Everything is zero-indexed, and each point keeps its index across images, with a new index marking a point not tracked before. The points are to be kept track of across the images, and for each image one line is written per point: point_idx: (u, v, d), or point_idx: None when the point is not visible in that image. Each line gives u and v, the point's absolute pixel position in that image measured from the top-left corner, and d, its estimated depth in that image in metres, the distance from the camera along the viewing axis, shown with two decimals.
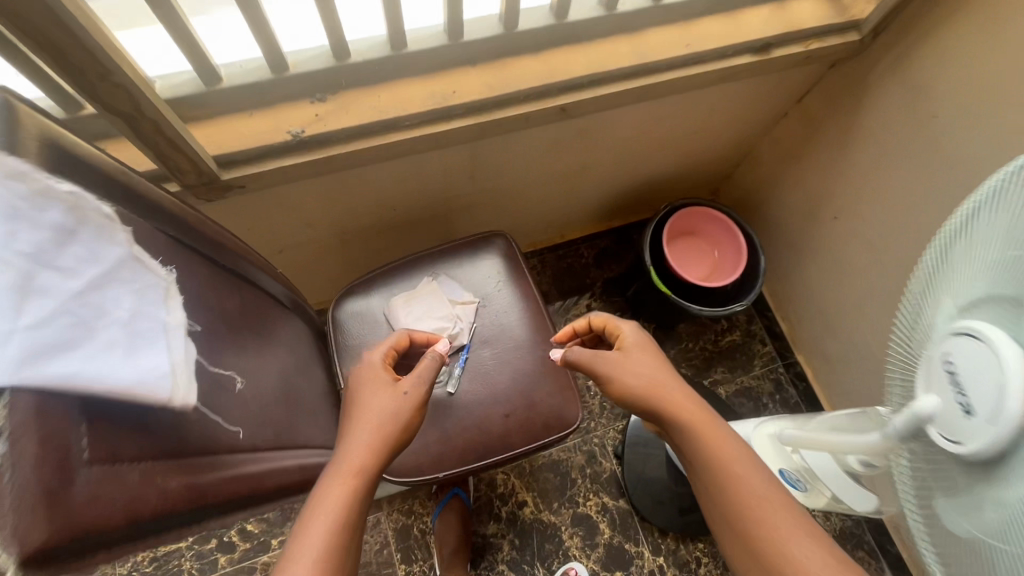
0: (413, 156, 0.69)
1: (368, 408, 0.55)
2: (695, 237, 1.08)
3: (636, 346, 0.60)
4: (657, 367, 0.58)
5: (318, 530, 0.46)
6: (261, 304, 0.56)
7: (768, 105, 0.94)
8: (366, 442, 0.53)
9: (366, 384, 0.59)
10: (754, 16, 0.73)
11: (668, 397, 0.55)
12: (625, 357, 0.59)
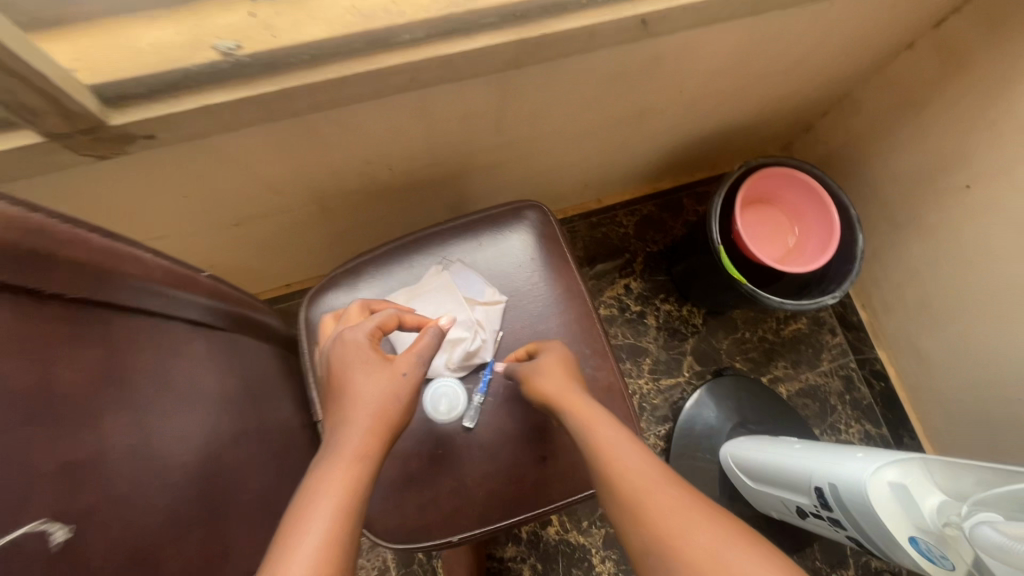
0: (414, 92, 0.46)
1: (356, 394, 0.39)
2: (771, 206, 0.87)
3: (549, 359, 0.51)
4: (566, 375, 0.49)
5: (314, 532, 0.32)
6: (133, 339, 0.33)
7: (896, 31, 0.69)
8: (367, 418, 0.39)
9: (344, 361, 0.41)
10: None
11: (567, 397, 0.46)
12: (539, 366, 0.50)
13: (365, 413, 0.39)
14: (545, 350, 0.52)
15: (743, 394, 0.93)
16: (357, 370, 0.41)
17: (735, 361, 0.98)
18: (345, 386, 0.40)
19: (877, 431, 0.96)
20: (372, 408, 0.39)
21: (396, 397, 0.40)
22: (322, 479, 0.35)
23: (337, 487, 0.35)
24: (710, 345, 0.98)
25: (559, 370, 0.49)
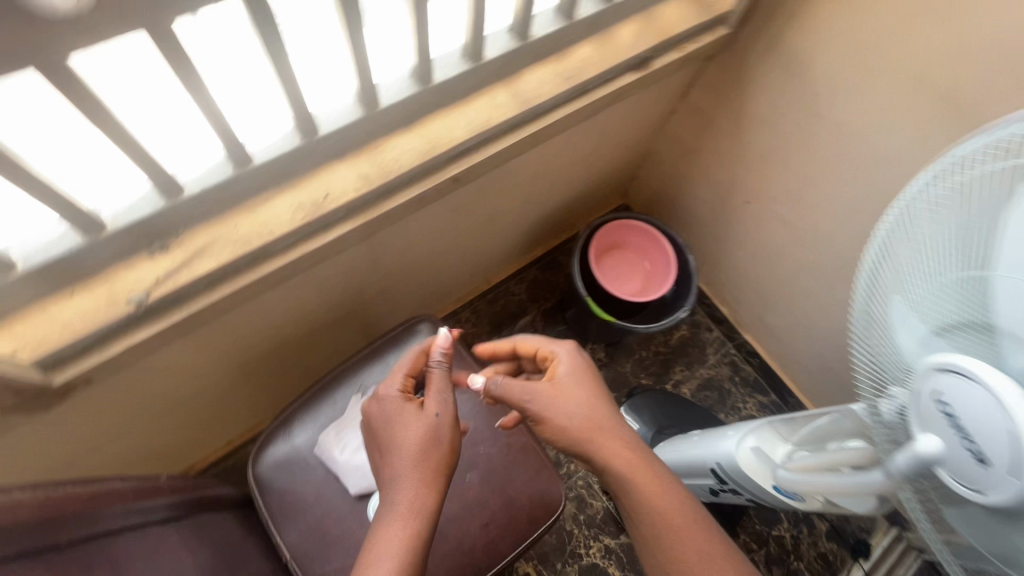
0: (298, 275, 0.59)
1: (402, 440, 0.49)
2: (623, 248, 1.05)
3: (564, 383, 0.54)
4: (585, 394, 0.53)
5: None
6: (126, 557, 0.41)
7: (657, 107, 0.92)
8: (413, 462, 0.48)
9: (390, 410, 0.52)
10: (625, 31, 0.69)
11: (595, 431, 0.51)
12: (562, 393, 0.53)
13: (409, 460, 0.48)
14: (556, 375, 0.55)
15: (653, 405, 1.08)
16: (397, 421, 0.51)
17: (640, 379, 1.15)
18: (389, 437, 0.50)
19: (768, 399, 1.15)
20: (414, 453, 0.49)
21: (436, 442, 0.50)
22: (386, 528, 0.45)
23: (398, 542, 0.44)
24: (616, 371, 1.14)
25: (575, 392, 0.53)
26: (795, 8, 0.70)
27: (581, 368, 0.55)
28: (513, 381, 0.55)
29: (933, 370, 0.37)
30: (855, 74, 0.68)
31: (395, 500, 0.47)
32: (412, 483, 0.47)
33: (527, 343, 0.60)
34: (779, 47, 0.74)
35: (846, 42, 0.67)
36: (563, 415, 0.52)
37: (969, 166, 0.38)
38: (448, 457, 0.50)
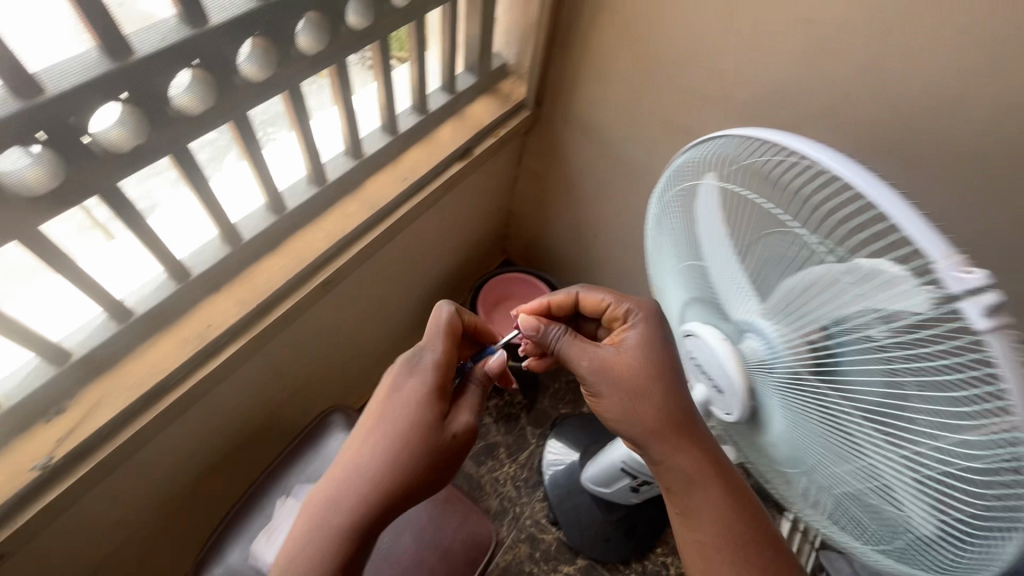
0: (200, 401, 0.65)
1: (410, 442, 0.51)
2: (509, 299, 1.17)
3: (632, 363, 0.55)
4: (648, 366, 0.55)
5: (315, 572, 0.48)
6: None
7: (500, 178, 1.09)
8: (407, 483, 0.51)
9: (420, 403, 0.53)
10: (445, 131, 0.85)
11: (660, 417, 0.54)
12: (630, 374, 0.55)
13: (405, 478, 0.50)
14: (623, 347, 0.56)
15: (576, 429, 1.18)
16: (421, 430, 0.52)
17: (560, 409, 1.25)
18: (404, 441, 0.51)
19: None
20: (413, 472, 0.51)
21: (437, 462, 0.52)
22: (341, 528, 0.49)
23: (343, 543, 0.49)
24: (537, 408, 1.24)
25: (636, 365, 0.55)
26: (571, 87, 0.89)
27: (660, 346, 0.56)
28: (574, 339, 0.57)
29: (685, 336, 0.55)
30: (625, 127, 0.87)
31: (360, 499, 0.50)
32: (358, 498, 0.50)
33: (592, 302, 0.62)
34: (572, 116, 0.93)
35: (613, 106, 0.86)
36: (617, 393, 0.55)
37: (666, 181, 0.53)
38: (435, 445, 0.52)
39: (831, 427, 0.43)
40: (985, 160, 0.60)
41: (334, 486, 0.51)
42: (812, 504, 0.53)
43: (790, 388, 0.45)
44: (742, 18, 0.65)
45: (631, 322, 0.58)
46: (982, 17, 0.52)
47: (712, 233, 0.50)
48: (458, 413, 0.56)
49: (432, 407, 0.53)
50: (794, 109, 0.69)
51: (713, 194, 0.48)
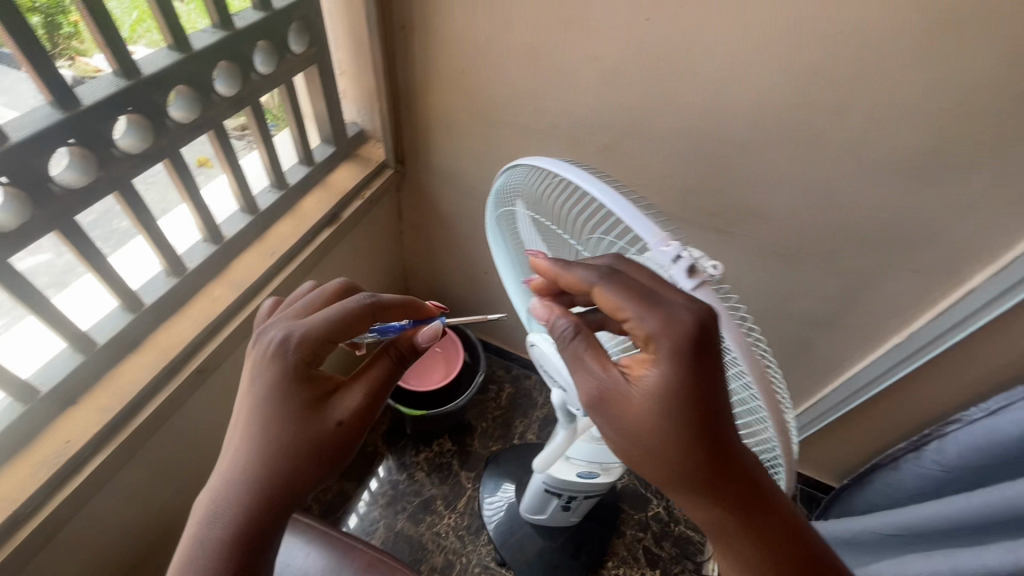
0: (71, 521, 0.62)
1: (291, 425, 0.48)
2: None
3: (650, 397, 0.40)
4: (670, 418, 0.39)
5: (195, 553, 0.46)
6: None
7: (385, 235, 1.13)
8: (289, 466, 0.47)
9: (301, 382, 0.49)
10: (309, 202, 0.88)
11: (688, 465, 0.40)
12: (644, 414, 0.40)
13: (286, 462, 0.47)
14: (654, 364, 0.39)
15: (508, 463, 1.18)
16: (301, 413, 0.48)
17: (492, 447, 1.25)
18: (285, 425, 0.48)
19: None
20: (295, 455, 0.47)
21: (323, 447, 0.48)
22: (222, 511, 0.46)
23: (224, 526, 0.46)
24: (468, 452, 1.23)
25: (651, 414, 0.40)
26: (424, 142, 0.96)
27: (694, 370, 0.38)
28: (582, 353, 0.43)
29: (530, 347, 0.58)
30: (481, 169, 0.94)
31: (241, 483, 0.47)
32: (214, 518, 0.46)
33: (603, 310, 0.39)
34: (433, 167, 1.00)
35: (464, 152, 0.93)
36: (627, 441, 0.42)
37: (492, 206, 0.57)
38: (293, 444, 0.47)
39: None
40: (767, 148, 0.70)
41: (197, 501, 0.48)
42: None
43: None
44: (543, 63, 0.74)
45: (654, 354, 0.39)
46: (720, 35, 0.62)
47: (534, 246, 0.55)
48: (350, 393, 0.51)
49: (285, 400, 0.48)
50: (609, 131, 0.77)
51: (522, 218, 0.54)
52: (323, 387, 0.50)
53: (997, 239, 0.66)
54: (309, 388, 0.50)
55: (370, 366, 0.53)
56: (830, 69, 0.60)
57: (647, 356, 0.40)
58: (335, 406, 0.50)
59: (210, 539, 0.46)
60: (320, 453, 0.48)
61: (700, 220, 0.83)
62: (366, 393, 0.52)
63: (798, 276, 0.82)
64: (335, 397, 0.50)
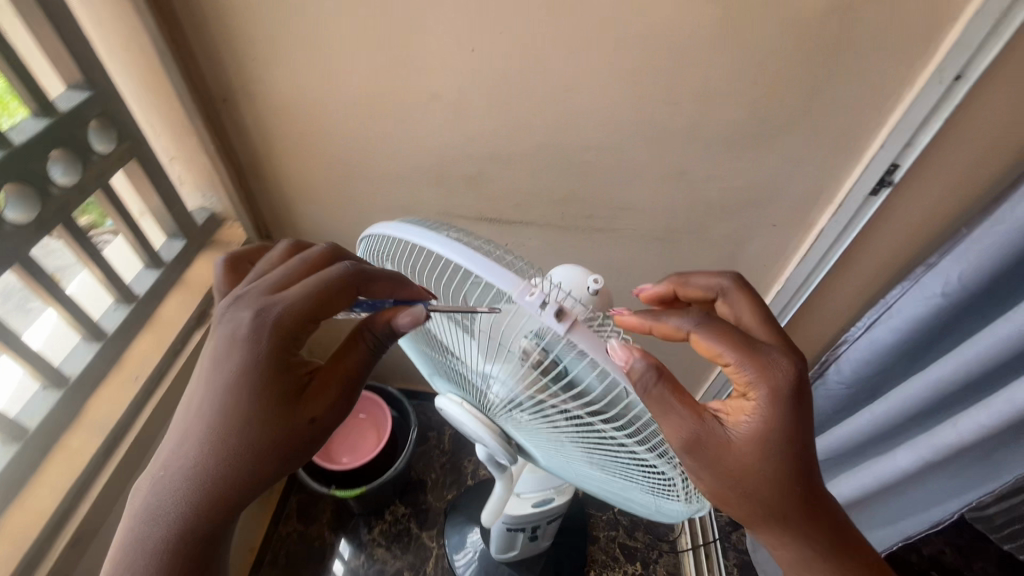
0: None
1: (252, 411, 0.44)
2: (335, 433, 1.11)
3: (751, 443, 0.44)
4: (770, 455, 0.44)
5: (145, 531, 0.44)
6: None
7: None
8: (247, 459, 0.44)
9: (267, 363, 0.45)
10: (168, 308, 0.80)
11: (782, 497, 0.45)
12: (751, 458, 0.44)
13: (243, 456, 0.44)
14: (754, 415, 0.44)
15: (467, 508, 1.14)
16: (262, 404, 0.44)
17: (447, 496, 1.20)
18: (245, 412, 0.44)
19: None
20: (252, 450, 0.44)
21: (288, 442, 0.45)
22: (174, 496, 0.44)
23: (177, 508, 0.44)
24: (424, 510, 1.17)
25: (751, 455, 0.44)
26: (286, 210, 0.89)
27: (792, 415, 0.44)
28: (676, 405, 0.41)
29: (438, 407, 0.55)
30: (355, 224, 0.90)
31: (197, 469, 0.44)
32: (157, 514, 0.44)
33: (702, 354, 0.45)
34: (303, 233, 0.93)
35: (331, 211, 0.88)
36: (723, 483, 0.45)
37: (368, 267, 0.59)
38: (255, 439, 0.44)
39: (577, 437, 0.47)
40: (620, 144, 0.72)
41: (143, 481, 0.46)
42: (612, 501, 0.57)
43: (536, 414, 0.47)
44: (384, 111, 0.72)
45: (755, 399, 0.44)
46: (545, 53, 0.63)
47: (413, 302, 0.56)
48: (325, 389, 0.47)
49: (251, 387, 0.44)
50: (470, 161, 0.77)
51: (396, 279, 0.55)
52: (296, 378, 0.46)
53: (828, 183, 0.73)
54: (283, 378, 0.45)
55: (345, 355, 0.48)
56: (652, 65, 0.63)
57: (745, 400, 0.45)
58: (303, 404, 0.46)
59: (150, 539, 0.43)
60: (284, 451, 0.45)
61: (580, 224, 0.85)
62: (336, 386, 0.47)
63: (679, 253, 0.87)
64: (307, 390, 0.46)
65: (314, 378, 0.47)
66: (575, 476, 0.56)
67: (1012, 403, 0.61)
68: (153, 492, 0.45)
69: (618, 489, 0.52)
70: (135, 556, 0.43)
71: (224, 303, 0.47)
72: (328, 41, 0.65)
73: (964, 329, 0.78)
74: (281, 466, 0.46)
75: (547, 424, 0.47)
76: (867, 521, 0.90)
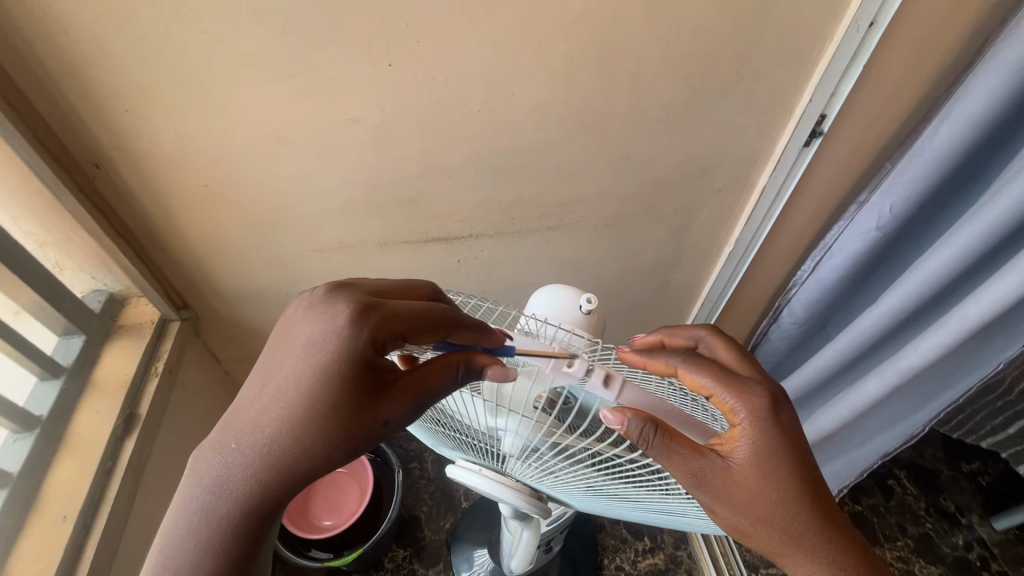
0: None
1: (325, 398, 0.43)
2: (312, 493, 1.04)
3: (745, 468, 0.44)
4: (772, 479, 0.44)
5: (206, 495, 0.44)
6: None
7: (207, 389, 0.93)
8: (312, 440, 0.43)
9: (352, 359, 0.44)
10: (83, 421, 0.69)
11: (787, 520, 0.44)
12: (748, 481, 0.44)
13: (309, 438, 0.43)
14: (744, 439, 0.45)
15: (468, 532, 1.09)
16: (338, 397, 0.43)
17: (444, 525, 1.14)
18: (319, 397, 0.43)
19: None
20: (320, 434, 0.43)
21: (353, 435, 0.44)
22: (239, 462, 0.44)
23: (241, 473, 0.44)
24: (422, 545, 1.11)
25: (754, 484, 0.44)
26: (201, 273, 0.78)
27: (780, 435, 0.45)
28: (669, 441, 0.42)
29: (461, 477, 0.55)
30: (286, 272, 0.81)
31: (262, 444, 0.44)
32: (226, 482, 0.44)
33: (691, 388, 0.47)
34: (227, 294, 0.83)
35: (254, 264, 0.78)
36: (734, 512, 0.44)
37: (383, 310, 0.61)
38: (329, 426, 0.44)
39: (602, 483, 0.48)
40: (560, 139, 0.69)
41: (206, 447, 0.45)
42: (659, 521, 0.58)
43: (558, 469, 0.48)
44: (299, 145, 0.63)
45: (742, 426, 0.45)
46: (471, 55, 0.57)
47: None
48: (394, 402, 0.44)
49: (334, 376, 0.44)
50: (405, 182, 0.70)
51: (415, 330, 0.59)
52: (374, 381, 0.44)
53: (765, 143, 0.74)
54: (364, 376, 0.44)
55: (428, 376, 0.44)
56: (583, 54, 0.59)
57: (734, 428, 0.46)
58: (378, 408, 0.44)
59: (216, 511, 0.43)
60: (354, 441, 0.44)
61: (529, 226, 0.81)
62: (408, 398, 0.44)
63: (633, 235, 0.86)
64: (383, 396, 0.44)
65: (393, 386, 0.44)
66: (615, 507, 0.57)
67: (966, 321, 0.66)
68: (220, 458, 0.44)
69: (658, 513, 0.54)
70: (203, 524, 0.43)
71: (320, 293, 0.48)
72: (217, 79, 0.55)
73: (897, 253, 0.83)
74: (347, 457, 0.45)
75: (571, 474, 0.48)
76: (845, 445, 0.97)
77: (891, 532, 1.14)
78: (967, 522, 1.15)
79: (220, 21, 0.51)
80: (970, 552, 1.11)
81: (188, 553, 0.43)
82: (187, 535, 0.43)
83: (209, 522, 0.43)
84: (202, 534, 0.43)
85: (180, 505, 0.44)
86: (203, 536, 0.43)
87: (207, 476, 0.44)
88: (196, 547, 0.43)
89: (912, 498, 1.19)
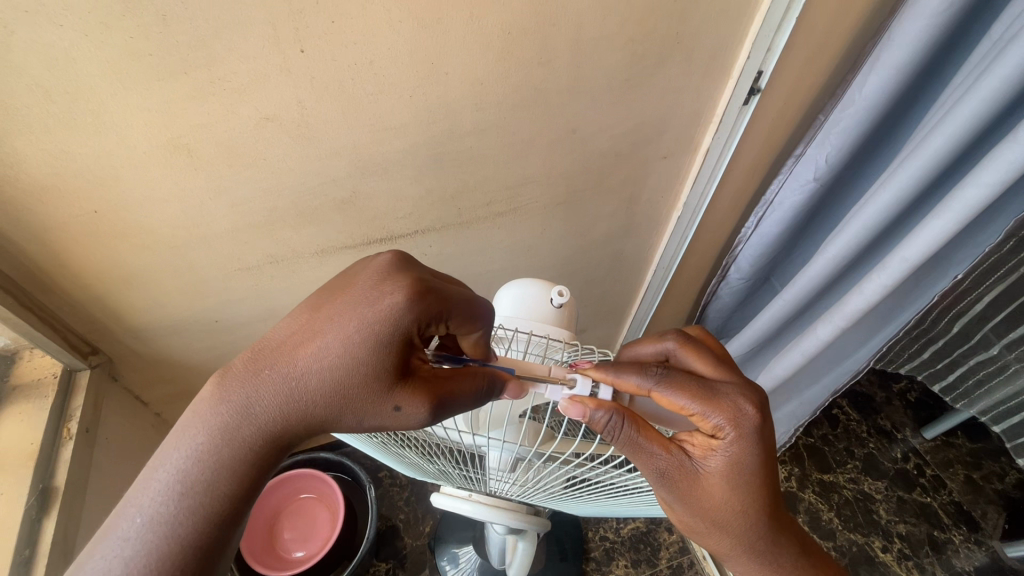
0: None
1: (348, 366, 0.39)
2: (278, 524, 0.97)
3: (711, 480, 0.44)
4: (738, 493, 0.44)
5: (227, 410, 0.39)
6: None
7: (136, 438, 0.84)
8: (331, 408, 0.40)
9: (392, 323, 0.40)
10: None
11: (742, 525, 0.45)
12: (709, 488, 0.44)
13: (329, 404, 0.40)
14: (720, 452, 0.44)
15: (448, 530, 1.06)
16: (372, 367, 0.39)
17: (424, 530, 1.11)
18: (354, 361, 0.39)
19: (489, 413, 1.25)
20: (339, 403, 0.40)
21: (367, 415, 0.41)
22: (263, 390, 0.39)
23: (264, 402, 0.39)
24: (405, 549, 1.07)
25: (718, 492, 0.44)
26: (108, 314, 0.68)
27: (755, 458, 0.44)
28: (637, 436, 0.44)
29: (443, 504, 0.61)
30: (211, 297, 0.72)
31: (286, 387, 0.39)
32: (247, 411, 0.39)
33: (667, 408, 0.46)
34: (145, 331, 0.73)
35: (171, 296, 0.69)
36: (690, 511, 0.46)
37: None
38: (355, 387, 0.40)
39: (572, 491, 0.54)
40: (500, 119, 0.64)
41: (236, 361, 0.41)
42: (621, 513, 0.64)
43: (530, 483, 0.54)
44: (205, 155, 0.55)
45: (723, 439, 0.44)
46: (396, 33, 0.50)
47: None
48: (414, 401, 0.40)
49: (380, 344, 0.39)
50: (338, 183, 0.63)
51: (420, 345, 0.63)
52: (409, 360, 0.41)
53: (705, 104, 0.72)
54: (404, 351, 0.40)
55: (456, 381, 0.42)
56: (517, 24, 0.54)
57: (712, 439, 0.45)
58: (400, 389, 0.40)
59: (238, 432, 0.39)
60: (361, 417, 0.41)
61: (479, 214, 0.76)
62: (427, 393, 0.41)
63: (582, 213, 0.84)
64: (411, 378, 0.41)
65: (419, 375, 0.42)
66: (585, 506, 0.63)
67: (906, 262, 0.68)
68: (245, 384, 0.40)
69: (621, 507, 0.60)
70: (216, 446, 0.39)
71: (383, 259, 0.44)
72: (82, 82, 0.45)
73: (831, 199, 0.86)
74: (359, 426, 0.41)
75: (540, 488, 0.55)
76: (794, 388, 1.02)
77: (841, 457, 1.22)
78: (902, 436, 1.24)
79: (74, 11, 0.41)
80: (907, 463, 1.20)
81: (195, 468, 0.38)
82: (205, 447, 0.38)
83: (226, 445, 0.39)
84: (216, 450, 0.38)
85: (196, 415, 0.39)
86: (222, 456, 0.38)
87: (230, 395, 0.39)
88: (213, 461, 0.38)
89: (855, 423, 1.28)
